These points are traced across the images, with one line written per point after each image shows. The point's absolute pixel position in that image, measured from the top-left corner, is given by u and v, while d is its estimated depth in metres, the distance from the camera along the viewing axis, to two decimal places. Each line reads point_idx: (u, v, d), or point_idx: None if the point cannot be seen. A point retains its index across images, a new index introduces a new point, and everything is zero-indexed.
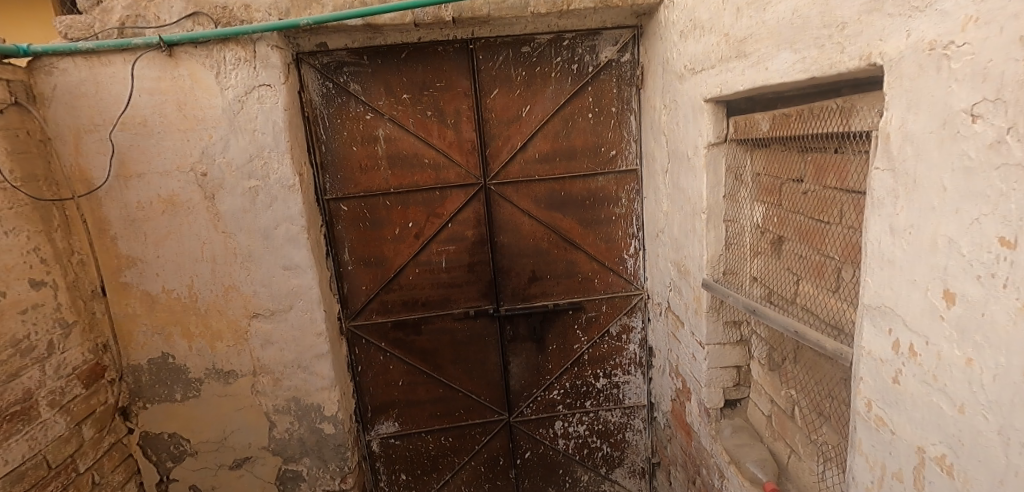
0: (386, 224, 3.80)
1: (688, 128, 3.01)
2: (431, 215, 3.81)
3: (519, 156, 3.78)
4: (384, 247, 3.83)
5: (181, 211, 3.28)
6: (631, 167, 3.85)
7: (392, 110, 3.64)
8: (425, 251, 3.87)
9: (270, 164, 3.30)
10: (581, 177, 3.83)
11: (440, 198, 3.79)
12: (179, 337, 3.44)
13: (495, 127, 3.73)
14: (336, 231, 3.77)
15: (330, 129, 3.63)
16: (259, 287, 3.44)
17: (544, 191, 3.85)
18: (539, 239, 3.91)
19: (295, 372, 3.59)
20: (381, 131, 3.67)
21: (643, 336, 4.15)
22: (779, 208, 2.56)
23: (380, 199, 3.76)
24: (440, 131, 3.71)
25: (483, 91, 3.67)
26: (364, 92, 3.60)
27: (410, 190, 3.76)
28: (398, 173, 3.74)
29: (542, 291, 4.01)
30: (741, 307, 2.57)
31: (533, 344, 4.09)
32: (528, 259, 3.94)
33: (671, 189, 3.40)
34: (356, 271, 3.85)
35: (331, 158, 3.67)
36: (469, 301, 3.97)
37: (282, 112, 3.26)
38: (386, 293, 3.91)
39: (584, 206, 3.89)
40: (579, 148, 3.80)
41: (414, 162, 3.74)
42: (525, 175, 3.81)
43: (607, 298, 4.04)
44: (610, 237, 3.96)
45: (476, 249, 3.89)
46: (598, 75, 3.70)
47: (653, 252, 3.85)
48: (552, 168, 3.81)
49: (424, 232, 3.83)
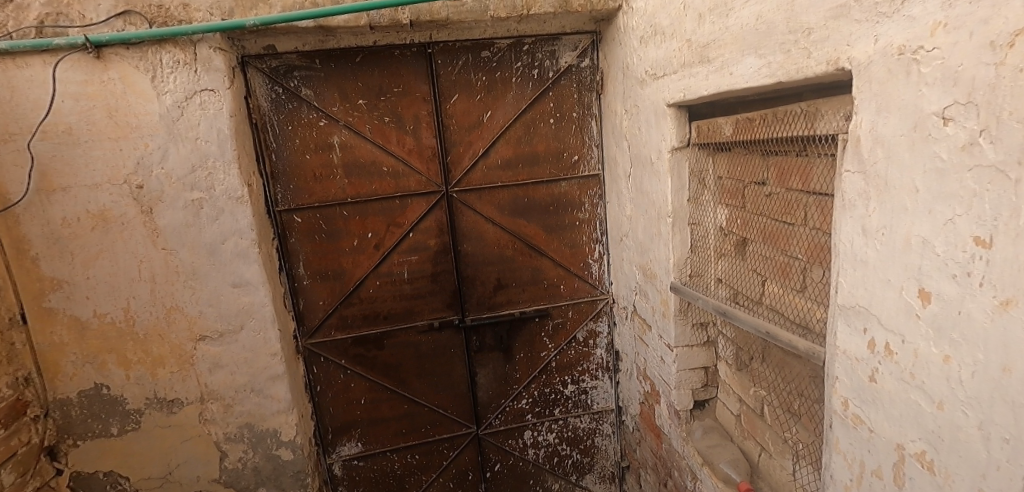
0: (343, 236, 3.62)
1: (651, 132, 3.03)
2: (391, 225, 3.67)
3: (482, 163, 3.71)
4: (342, 259, 3.65)
5: (114, 227, 2.99)
6: (593, 172, 3.86)
7: (347, 116, 3.48)
8: (386, 262, 3.71)
9: (215, 174, 3.07)
10: (544, 183, 3.80)
11: (401, 207, 3.66)
12: (114, 366, 3.14)
13: (456, 133, 3.64)
14: (290, 244, 3.56)
15: (281, 137, 3.42)
16: (205, 307, 3.19)
17: (508, 198, 3.78)
18: (503, 247, 3.84)
19: (247, 396, 3.35)
20: (336, 138, 3.50)
21: (610, 341, 4.15)
22: (743, 211, 2.61)
23: (337, 209, 3.58)
24: (398, 138, 3.58)
25: (443, 97, 3.58)
26: (317, 97, 3.42)
27: (369, 200, 3.60)
28: (355, 182, 3.58)
29: (508, 299, 3.93)
30: (710, 309, 2.60)
31: (500, 354, 4.01)
32: (493, 267, 3.86)
33: (635, 193, 3.42)
34: (312, 286, 3.65)
35: (282, 167, 3.46)
36: (434, 312, 3.85)
37: (227, 119, 3.04)
38: (346, 308, 3.72)
39: (548, 212, 3.85)
40: (542, 154, 3.76)
41: (372, 171, 3.59)
42: (488, 182, 3.73)
43: (573, 304, 4.02)
44: (574, 242, 3.95)
45: (440, 259, 3.77)
46: (559, 80, 3.68)
47: (617, 257, 3.86)
48: (515, 174, 3.76)
49: (384, 243, 3.68)
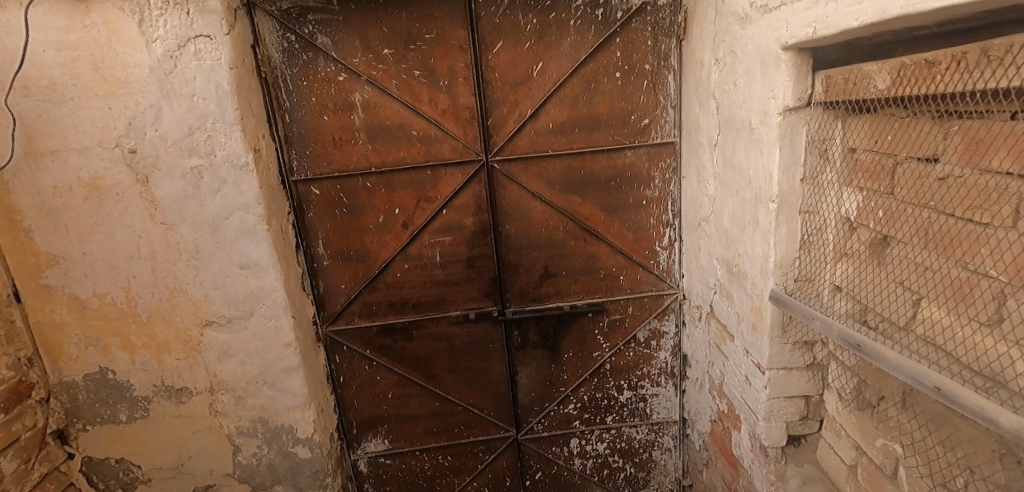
0: (367, 211, 3.14)
1: (754, 87, 2.26)
2: (421, 200, 3.14)
3: (529, 127, 3.06)
4: (366, 238, 3.18)
5: (108, 198, 2.64)
6: (668, 139, 3.11)
7: (371, 69, 2.93)
8: (415, 243, 3.21)
9: (214, 137, 2.63)
10: (606, 152, 3.11)
11: (432, 179, 3.11)
12: (118, 349, 2.85)
13: (499, 90, 3.00)
14: (308, 220, 3.12)
15: (295, 94, 2.92)
16: (210, 290, 2.82)
17: (559, 170, 3.13)
18: (552, 229, 3.22)
19: (260, 389, 3.01)
20: (358, 96, 2.96)
21: (676, 343, 3.49)
22: (887, 198, 1.86)
23: (360, 180, 3.08)
24: (431, 96, 2.99)
25: (484, 44, 2.93)
26: (335, 46, 2.87)
27: (396, 170, 3.08)
28: (380, 148, 3.05)
29: (557, 291, 3.34)
30: (832, 335, 1.82)
31: (545, 352, 3.45)
32: (539, 252, 3.26)
33: (722, 168, 2.68)
34: (333, 267, 3.21)
35: (297, 130, 2.98)
36: (469, 301, 3.33)
37: (226, 71, 2.57)
38: (370, 293, 3.28)
39: (609, 188, 3.17)
40: (604, 116, 3.05)
41: (400, 135, 3.04)
42: (536, 150, 3.09)
43: (635, 299, 3.37)
44: (639, 226, 3.25)
45: (477, 241, 3.22)
46: (629, 22, 2.93)
47: (692, 245, 3.15)
48: (569, 141, 3.09)
49: (413, 220, 3.17)
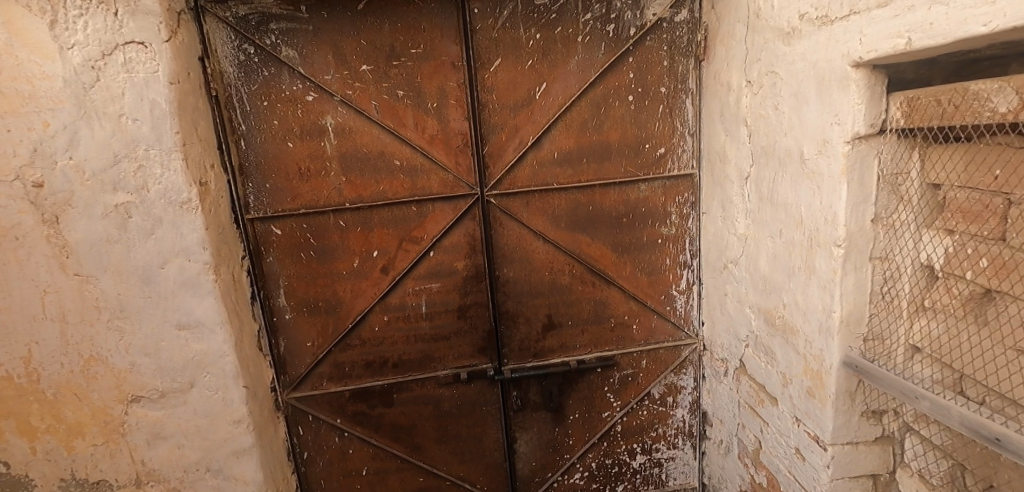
0: (339, 255, 2.65)
1: (806, 111, 1.93)
2: (404, 241, 2.68)
3: (531, 156, 2.66)
4: (337, 286, 2.68)
5: (4, 243, 2.06)
6: (686, 171, 2.76)
7: (345, 88, 2.48)
8: (397, 291, 2.72)
9: (148, 167, 2.11)
10: (617, 185, 2.73)
11: (418, 216, 2.66)
12: (12, 437, 2.22)
13: (497, 114, 2.60)
14: (266, 265, 2.60)
15: (253, 115, 2.44)
16: (139, 357, 2.24)
17: (565, 206, 2.73)
18: (557, 272, 2.79)
19: (202, 478, 2.41)
20: (330, 119, 2.50)
21: (695, 399, 3.08)
22: (990, 243, 1.51)
23: (331, 218, 2.60)
24: (417, 120, 2.56)
25: (480, 62, 2.54)
26: (302, 60, 2.42)
27: (375, 206, 2.61)
28: (355, 180, 2.58)
29: (562, 343, 2.89)
30: (956, 424, 1.44)
31: (548, 414, 2.98)
32: (542, 300, 2.82)
33: (757, 204, 2.33)
34: (296, 321, 2.68)
35: (255, 159, 2.48)
36: (460, 358, 2.84)
37: (164, 87, 2.08)
38: (342, 350, 2.75)
39: (620, 225, 2.79)
40: (615, 145, 2.69)
41: (380, 165, 2.58)
42: (539, 183, 2.68)
43: (650, 351, 2.96)
44: (654, 267, 2.87)
45: (469, 287, 2.76)
46: (643, 40, 2.59)
47: (715, 290, 2.78)
48: (576, 173, 2.70)
49: (395, 265, 2.69)
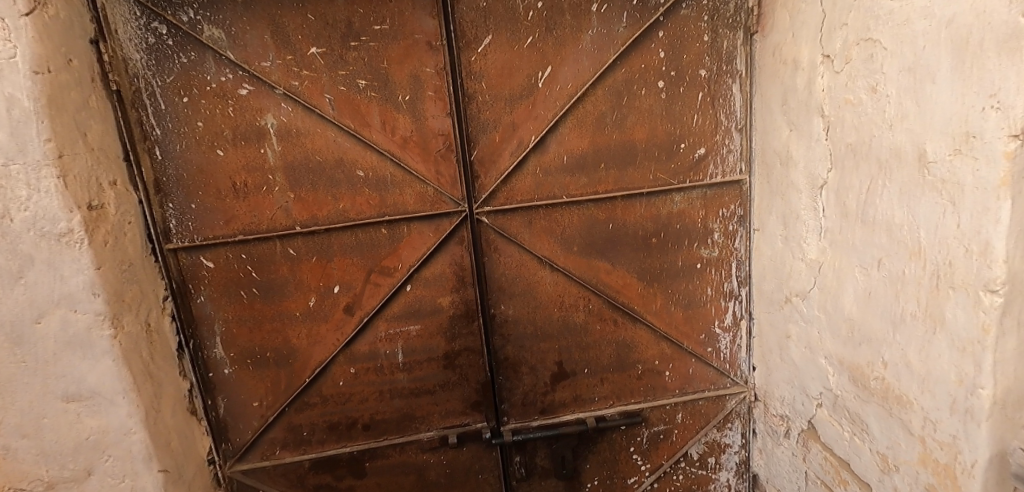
0: (290, 292, 2.07)
1: (935, 91, 1.33)
2: (373, 273, 2.10)
3: (533, 161, 2.07)
4: (290, 332, 2.11)
5: None
6: (733, 176, 2.15)
7: (290, 78, 1.90)
8: (365, 335, 2.14)
9: (9, 188, 1.54)
10: (644, 196, 2.13)
11: (389, 241, 2.08)
12: None
13: (488, 108, 2.02)
14: (197, 308, 2.04)
15: (169, 116, 1.87)
16: (13, 440, 1.68)
17: (578, 224, 2.13)
18: (569, 309, 2.20)
19: None
20: (271, 118, 1.93)
21: (743, 460, 2.46)
22: None
23: (278, 246, 2.02)
24: (385, 118, 1.98)
25: (464, 40, 1.95)
26: (231, 42, 1.85)
27: (334, 229, 2.03)
28: (307, 197, 2.00)
29: (576, 396, 2.30)
30: None
31: (559, 482, 2.38)
32: (550, 343, 2.23)
33: (841, 223, 1.72)
34: (238, 376, 2.12)
35: (174, 172, 1.92)
36: (448, 417, 2.26)
37: (27, 77, 1.51)
38: (299, 411, 2.18)
39: (649, 248, 2.19)
40: (641, 144, 2.09)
41: (338, 177, 2.00)
42: (543, 195, 2.09)
43: (687, 402, 2.35)
44: (691, 299, 2.26)
45: (457, 328, 2.18)
46: (677, 7, 1.99)
47: (772, 328, 2.17)
48: (591, 182, 2.10)
49: (361, 303, 2.11)
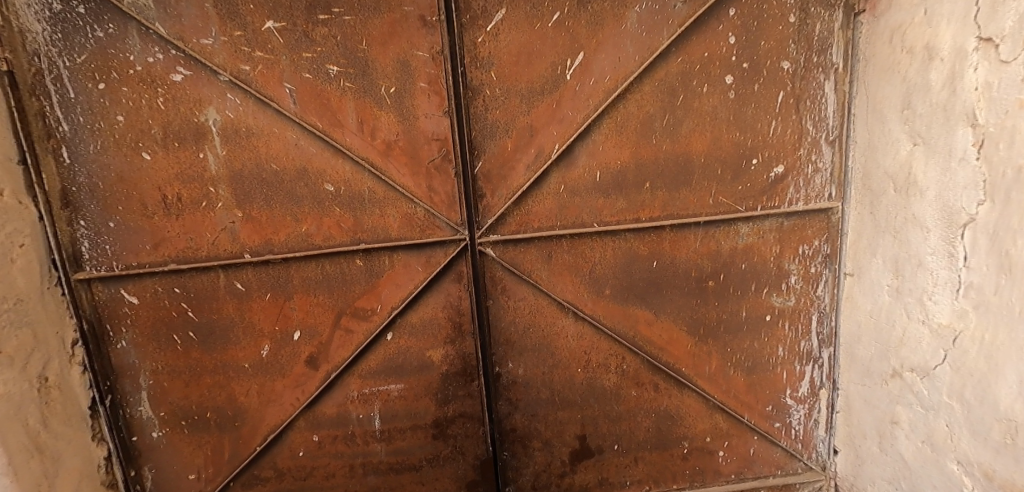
0: (237, 339, 1.61)
1: None
2: (344, 315, 1.62)
3: (556, 177, 1.58)
4: (236, 388, 1.64)
5: None
6: (821, 203, 1.62)
7: (238, 60, 1.45)
8: (333, 395, 1.67)
9: None
10: (701, 227, 1.62)
11: (365, 276, 1.61)
12: None
13: (498, 105, 1.54)
14: (117, 354, 1.58)
15: (79, 107, 1.43)
16: None
17: (612, 261, 1.63)
18: (596, 369, 1.70)
19: None
20: (214, 113, 1.48)
21: None
22: None
23: (223, 279, 1.57)
24: (362, 116, 1.52)
25: (469, 15, 1.48)
26: (161, 12, 1.41)
27: (295, 259, 1.57)
28: (260, 217, 1.54)
29: (601, 479, 1.78)
30: None
31: None
32: (571, 411, 1.72)
33: (1002, 280, 1.20)
34: (170, 442, 1.65)
35: (86, 181, 1.47)
36: None
37: None
38: (247, 487, 1.71)
39: (703, 293, 1.67)
40: (699, 159, 1.58)
41: (300, 191, 1.54)
42: (567, 222, 1.60)
43: None
44: (756, 361, 1.73)
45: (451, 389, 1.69)
46: None
47: (867, 407, 1.64)
48: (631, 206, 1.60)
49: (329, 353, 1.64)
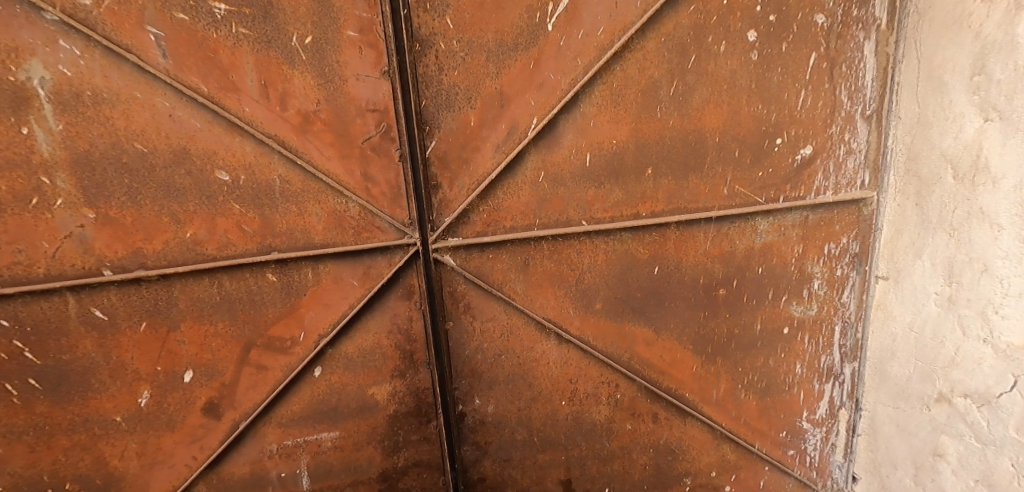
0: (99, 386, 1.18)
1: None
2: (254, 349, 1.23)
3: (534, 160, 1.26)
4: (106, 449, 1.21)
5: None
6: (853, 193, 1.32)
7: None
8: (245, 450, 1.27)
9: None
10: (712, 224, 1.32)
11: (280, 296, 1.21)
12: None
13: (462, 68, 1.21)
14: None
15: None
16: None
17: (604, 270, 1.33)
18: (584, 399, 1.40)
19: None
20: (43, 70, 1.03)
21: None
22: None
23: (77, 305, 1.13)
24: (269, 76, 1.12)
25: None
26: None
27: (182, 271, 1.14)
28: (127, 217, 1.11)
29: None
30: None
31: None
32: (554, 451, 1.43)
33: None
34: None
35: None
36: None
37: None
38: None
39: (713, 303, 1.38)
40: (711, 137, 1.27)
41: (182, 182, 1.12)
42: (547, 220, 1.29)
43: None
44: (771, 382, 1.45)
45: (407, 432, 1.36)
46: None
47: (897, 434, 1.40)
48: (630, 199, 1.29)
49: (235, 399, 1.24)
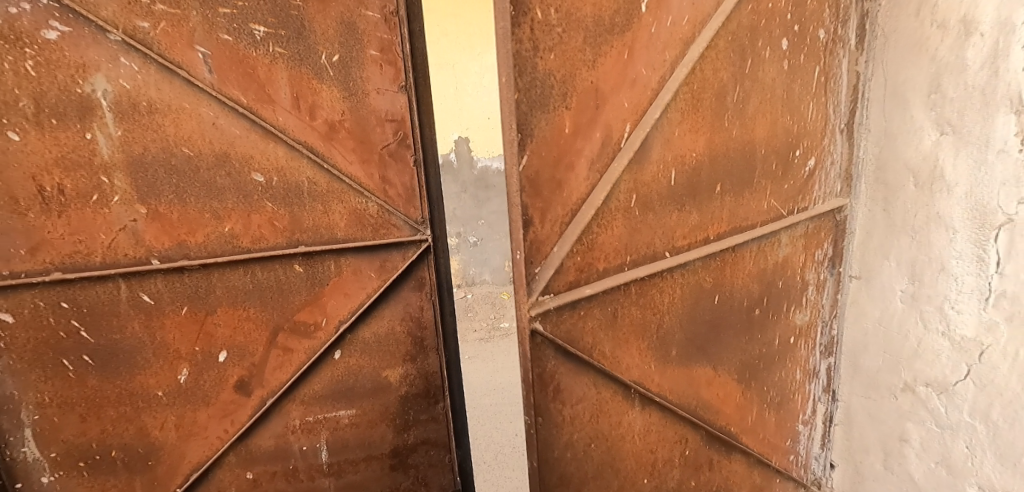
0: (145, 362, 1.48)
1: None
2: (281, 332, 1.57)
3: (628, 178, 1.29)
4: (188, 407, 1.53)
5: None
6: (833, 200, 1.62)
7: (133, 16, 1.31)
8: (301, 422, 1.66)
9: None
10: (755, 241, 1.52)
11: (306, 284, 1.56)
12: None
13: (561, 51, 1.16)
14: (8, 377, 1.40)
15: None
16: None
17: (680, 310, 1.46)
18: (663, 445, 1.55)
19: None
20: (189, 98, 1.38)
21: None
22: None
23: (160, 288, 1.45)
24: (326, 101, 1.49)
25: None
26: None
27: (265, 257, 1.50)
28: (242, 217, 1.47)
29: None
30: None
31: None
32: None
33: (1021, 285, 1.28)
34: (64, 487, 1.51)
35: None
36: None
37: None
38: None
39: (749, 328, 1.60)
40: (762, 147, 1.45)
41: (298, 185, 1.50)
42: (637, 253, 1.36)
43: None
44: (784, 394, 1.73)
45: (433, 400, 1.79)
46: None
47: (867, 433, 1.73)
48: (704, 221, 1.43)
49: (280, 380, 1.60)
